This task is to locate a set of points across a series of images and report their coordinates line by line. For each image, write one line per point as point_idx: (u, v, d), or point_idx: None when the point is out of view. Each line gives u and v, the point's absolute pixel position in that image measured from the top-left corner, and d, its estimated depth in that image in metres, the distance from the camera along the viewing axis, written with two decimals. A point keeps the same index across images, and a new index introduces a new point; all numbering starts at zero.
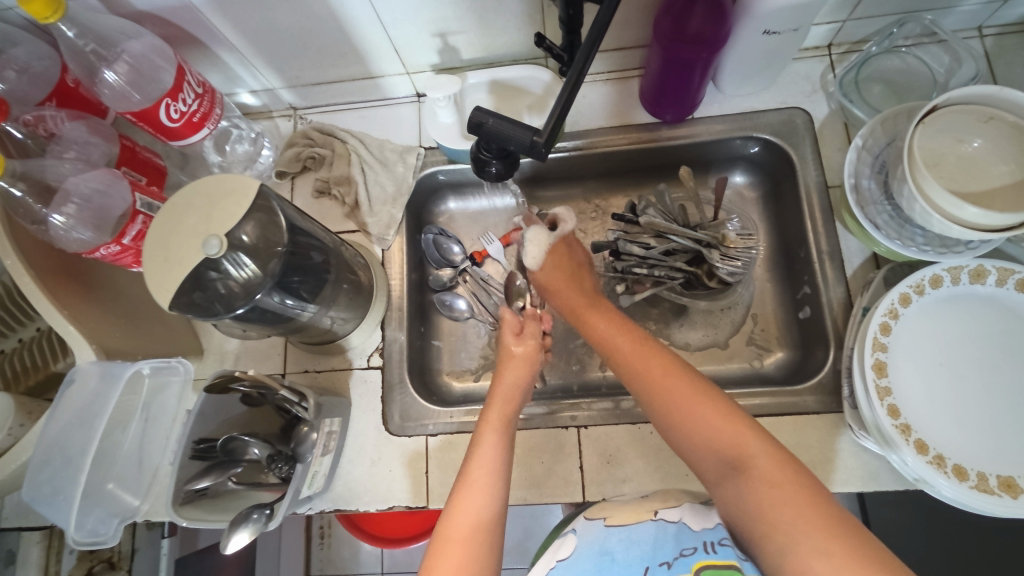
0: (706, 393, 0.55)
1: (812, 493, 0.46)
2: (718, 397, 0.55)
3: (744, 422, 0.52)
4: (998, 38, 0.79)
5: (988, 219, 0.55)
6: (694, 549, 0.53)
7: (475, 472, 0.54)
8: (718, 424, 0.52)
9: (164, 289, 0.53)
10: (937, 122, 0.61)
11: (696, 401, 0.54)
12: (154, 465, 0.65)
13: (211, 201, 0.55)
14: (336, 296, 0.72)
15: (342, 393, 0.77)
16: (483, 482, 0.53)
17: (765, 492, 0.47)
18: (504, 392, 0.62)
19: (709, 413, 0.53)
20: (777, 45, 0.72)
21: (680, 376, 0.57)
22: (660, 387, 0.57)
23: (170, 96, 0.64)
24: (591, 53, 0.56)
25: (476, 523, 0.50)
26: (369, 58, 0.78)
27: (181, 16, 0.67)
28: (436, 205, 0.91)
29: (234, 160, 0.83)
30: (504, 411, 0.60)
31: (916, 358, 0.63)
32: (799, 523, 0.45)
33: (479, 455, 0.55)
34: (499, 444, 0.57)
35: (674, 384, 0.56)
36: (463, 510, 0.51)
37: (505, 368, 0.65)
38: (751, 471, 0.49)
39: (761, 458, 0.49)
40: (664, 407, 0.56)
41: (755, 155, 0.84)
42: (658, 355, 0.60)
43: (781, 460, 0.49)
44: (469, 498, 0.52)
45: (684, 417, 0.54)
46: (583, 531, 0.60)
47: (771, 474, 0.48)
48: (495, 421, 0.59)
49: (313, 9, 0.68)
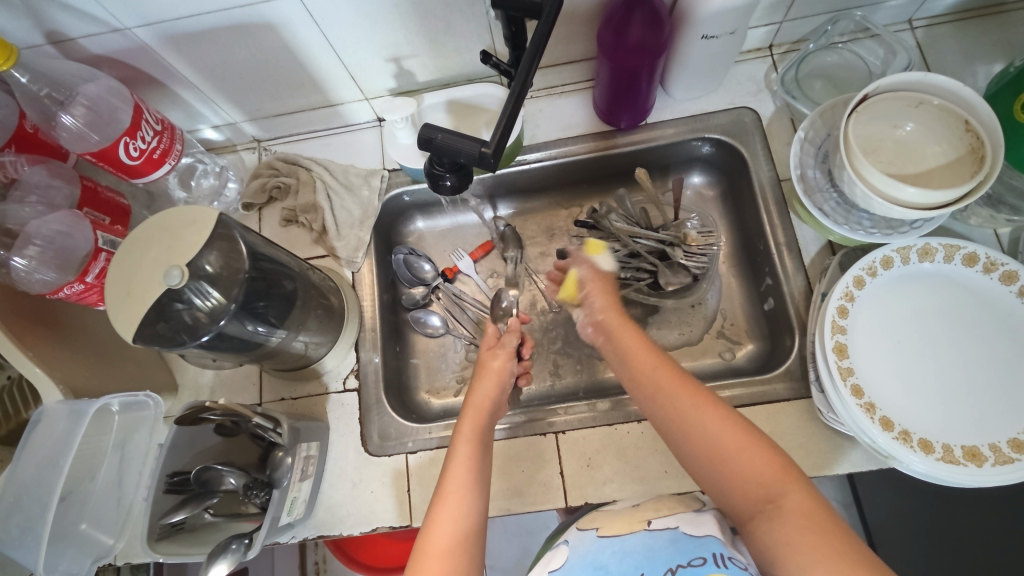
0: (740, 425, 0.55)
1: (832, 527, 0.47)
2: (750, 429, 0.54)
3: (781, 460, 0.52)
4: (928, 29, 0.83)
5: (925, 197, 0.57)
6: (704, 560, 0.51)
7: (454, 483, 0.54)
8: (756, 461, 0.52)
9: (126, 322, 0.54)
10: (871, 110, 0.64)
11: (734, 437, 0.54)
12: (129, 501, 0.65)
13: (171, 233, 0.56)
14: (307, 319, 0.73)
15: (319, 418, 0.77)
16: (461, 496, 0.53)
17: (793, 529, 0.47)
18: (475, 406, 0.63)
19: (747, 447, 0.53)
20: (717, 49, 0.75)
21: (718, 413, 0.56)
22: (696, 417, 0.56)
23: (128, 134, 0.65)
24: (533, 64, 0.58)
25: (457, 538, 0.51)
26: (328, 86, 0.80)
27: (136, 57, 0.69)
28: (405, 225, 0.92)
29: (200, 194, 0.84)
30: (478, 425, 0.60)
31: (875, 337, 0.65)
32: (819, 554, 0.46)
33: (456, 468, 0.55)
34: (474, 454, 0.57)
35: (711, 417, 0.55)
36: (440, 527, 0.51)
37: (479, 382, 0.65)
38: (785, 508, 0.49)
39: (795, 496, 0.49)
40: (699, 442, 0.55)
41: (709, 155, 0.87)
42: (692, 386, 0.58)
43: (812, 497, 0.49)
44: (447, 511, 0.52)
45: (719, 455, 0.54)
46: (574, 542, 0.61)
47: (803, 510, 0.48)
48: (468, 434, 0.59)
49: (266, 41, 0.70)
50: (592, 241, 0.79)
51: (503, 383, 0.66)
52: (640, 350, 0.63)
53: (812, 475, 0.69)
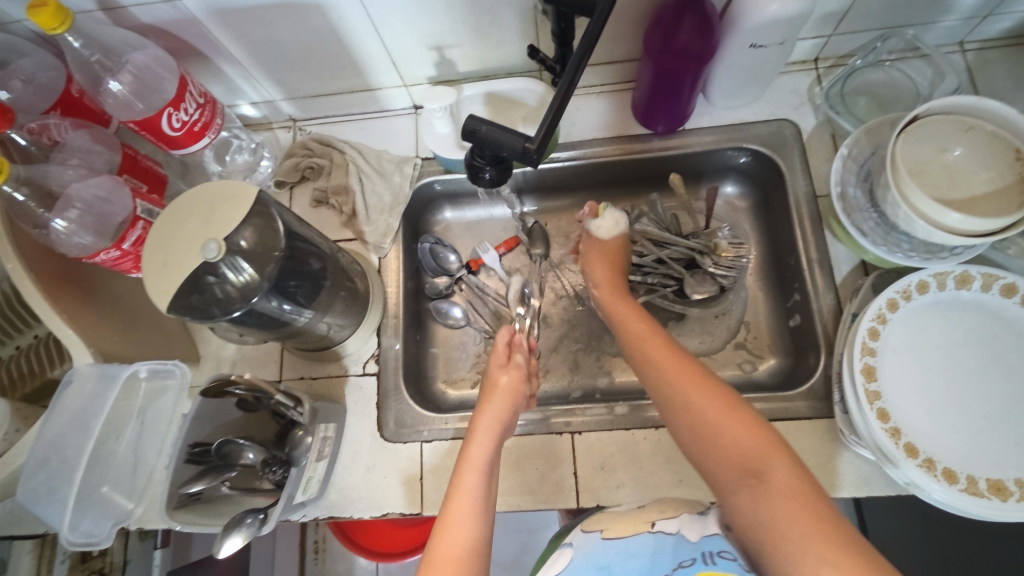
0: (734, 402, 0.54)
1: (821, 509, 0.46)
2: (740, 405, 0.54)
3: (768, 434, 0.51)
4: (979, 52, 0.81)
5: (969, 224, 0.56)
6: (693, 560, 0.52)
7: (455, 510, 0.53)
8: (743, 437, 0.52)
9: (162, 291, 0.54)
10: (920, 131, 0.63)
11: (720, 410, 0.54)
12: (148, 468, 0.66)
13: (209, 206, 0.56)
14: (333, 302, 0.73)
15: (337, 400, 0.77)
16: (464, 518, 0.52)
17: (779, 504, 0.47)
18: (483, 429, 0.61)
19: (735, 422, 0.53)
20: (763, 59, 0.74)
21: (711, 387, 0.56)
22: (686, 392, 0.56)
23: (172, 106, 0.65)
24: (581, 63, 0.57)
25: (465, 549, 0.50)
26: (368, 70, 0.80)
27: (184, 29, 0.70)
28: (433, 214, 0.92)
29: (234, 169, 0.85)
30: (485, 452, 0.58)
31: (903, 362, 0.65)
32: (803, 535, 0.44)
33: (460, 497, 0.54)
34: (481, 486, 0.55)
35: (702, 391, 0.55)
36: (448, 542, 0.50)
37: (490, 401, 0.64)
38: (766, 482, 0.48)
39: (780, 470, 0.48)
40: (688, 412, 0.55)
41: (744, 166, 0.86)
42: (688, 362, 0.59)
43: (800, 476, 0.48)
44: (460, 523, 0.52)
45: (708, 425, 0.54)
46: (578, 543, 0.60)
47: (787, 484, 0.47)
48: (478, 462, 0.57)
49: (312, 22, 0.70)
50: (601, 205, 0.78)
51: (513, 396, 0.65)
52: (643, 336, 0.64)
53: (828, 495, 0.68)
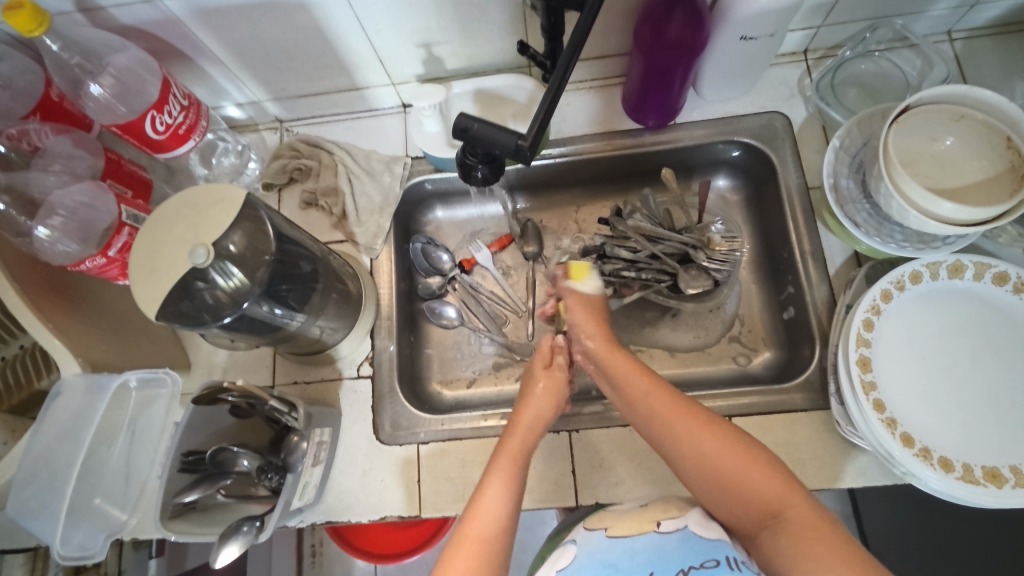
0: (737, 437, 0.55)
1: (841, 537, 0.47)
2: (746, 440, 0.55)
3: (784, 475, 0.52)
4: (967, 41, 0.81)
5: (963, 213, 0.56)
6: (717, 562, 0.52)
7: (490, 494, 0.53)
8: (759, 478, 0.52)
9: (150, 299, 0.53)
10: (911, 121, 0.63)
11: (729, 450, 0.54)
12: (142, 478, 0.64)
13: (197, 211, 0.55)
14: (325, 305, 0.72)
15: (331, 404, 0.76)
16: (497, 501, 0.53)
17: (803, 542, 0.48)
18: (528, 421, 0.62)
19: (751, 464, 0.53)
20: (754, 51, 0.73)
21: (712, 425, 0.56)
22: (690, 434, 0.56)
23: (155, 109, 0.64)
24: (572, 59, 0.57)
25: (496, 531, 0.51)
26: (355, 69, 0.79)
27: (166, 30, 0.68)
28: (424, 214, 0.92)
29: (221, 172, 0.84)
30: (525, 445, 0.59)
31: (898, 353, 0.65)
32: (827, 563, 0.46)
33: (494, 480, 0.55)
34: (518, 473, 0.56)
35: (707, 432, 0.55)
36: (480, 518, 0.52)
37: (531, 400, 0.64)
38: (788, 522, 0.49)
39: (799, 508, 0.50)
40: (695, 454, 0.55)
41: (736, 159, 0.86)
42: (684, 402, 0.58)
43: (819, 511, 0.49)
44: (486, 507, 0.52)
45: (718, 466, 0.54)
46: (583, 541, 0.60)
47: (808, 525, 0.48)
48: (515, 451, 0.58)
49: (297, 21, 0.69)
50: (575, 265, 0.74)
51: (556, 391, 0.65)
52: (634, 378, 0.61)
53: (826, 486, 0.68)
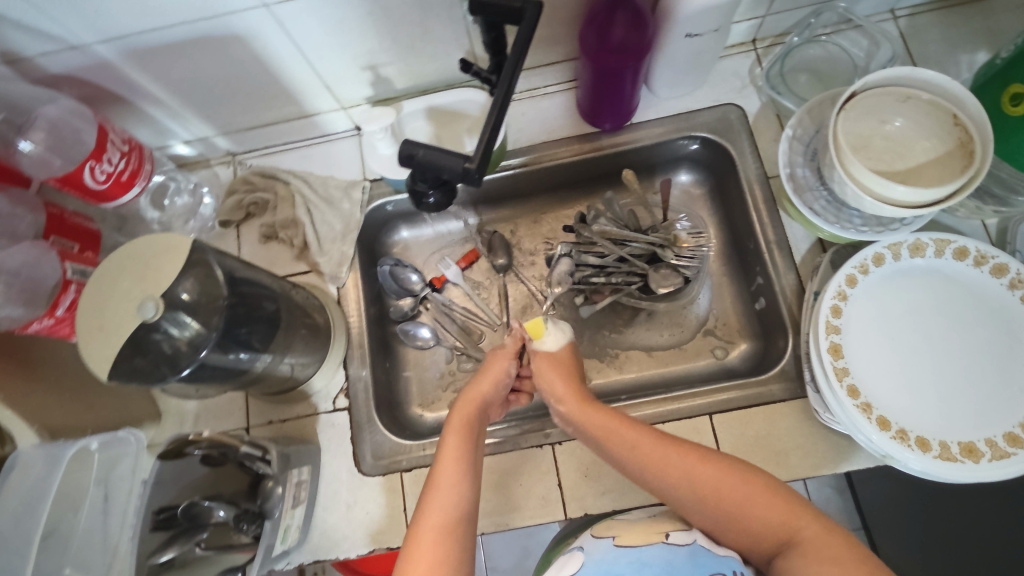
0: (736, 468, 0.55)
1: (850, 550, 0.48)
2: (744, 468, 0.55)
3: (785, 495, 0.53)
4: (910, 18, 0.82)
5: (916, 196, 0.57)
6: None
7: (441, 476, 0.56)
8: (762, 504, 0.53)
9: (101, 359, 0.51)
10: (860, 106, 0.63)
11: (731, 482, 0.54)
12: (116, 543, 0.62)
13: (144, 263, 0.53)
14: (293, 340, 0.71)
15: (309, 440, 0.75)
16: (452, 483, 0.55)
17: (814, 561, 0.48)
18: (464, 402, 0.65)
19: (751, 491, 0.54)
20: (701, 46, 0.73)
21: (709, 460, 0.56)
22: (689, 474, 0.56)
23: (94, 158, 0.62)
24: (518, 67, 0.56)
25: (453, 520, 0.53)
26: (302, 97, 0.77)
27: (100, 76, 0.66)
28: (389, 235, 0.90)
29: (175, 214, 0.82)
30: (467, 416, 0.63)
31: (868, 337, 0.65)
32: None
33: (444, 463, 0.57)
34: (463, 445, 0.59)
35: (705, 468, 0.55)
36: (437, 508, 0.53)
37: (480, 379, 0.68)
38: (799, 544, 0.50)
39: (807, 528, 0.50)
40: (698, 493, 0.55)
41: (695, 153, 0.86)
42: (677, 442, 0.58)
43: (826, 527, 0.50)
44: (441, 497, 0.54)
45: (723, 500, 0.54)
46: (590, 548, 0.60)
47: (820, 543, 0.49)
48: (460, 427, 0.62)
49: (235, 54, 0.67)
50: (531, 324, 0.70)
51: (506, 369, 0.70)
52: (616, 428, 0.61)
53: (810, 474, 0.68)
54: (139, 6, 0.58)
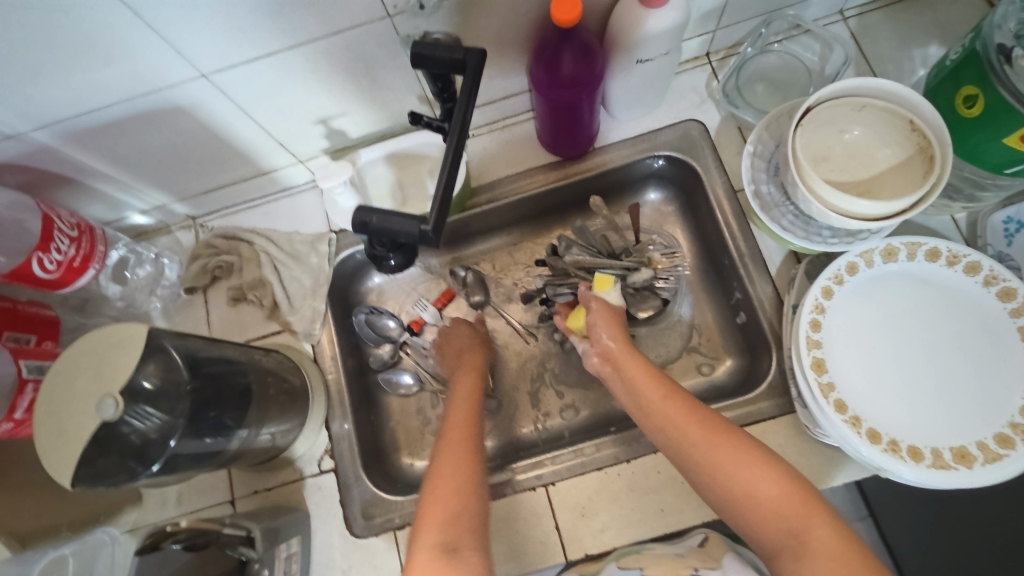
0: (758, 452, 0.52)
1: (860, 565, 0.45)
2: (766, 454, 0.52)
3: (804, 492, 0.49)
4: (860, 18, 0.82)
5: (879, 208, 0.56)
6: None
7: (450, 451, 0.59)
8: (776, 493, 0.50)
9: (64, 465, 0.49)
10: (816, 119, 0.63)
11: (749, 463, 0.51)
12: None
13: (98, 358, 0.51)
14: (269, 410, 0.68)
15: (297, 506, 0.73)
16: (457, 455, 0.58)
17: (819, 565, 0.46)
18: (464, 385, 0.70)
19: (767, 476, 0.50)
20: (653, 71, 0.73)
21: (730, 438, 0.53)
22: (707, 448, 0.53)
23: (41, 249, 0.60)
24: (469, 106, 0.55)
25: (456, 488, 0.55)
26: (256, 156, 0.76)
27: (42, 160, 0.65)
28: (362, 283, 0.88)
29: (138, 285, 0.80)
30: (471, 396, 0.68)
31: (850, 348, 0.64)
32: None
33: (453, 438, 0.61)
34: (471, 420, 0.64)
35: (723, 443, 0.53)
36: (444, 477, 0.56)
37: (466, 359, 0.76)
38: (806, 544, 0.47)
39: (819, 530, 0.47)
40: (713, 469, 0.52)
41: (662, 172, 0.85)
42: (703, 413, 0.56)
43: (841, 536, 0.47)
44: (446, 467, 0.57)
45: (737, 482, 0.51)
46: None
47: (830, 549, 0.46)
48: (466, 412, 0.65)
49: (179, 124, 0.65)
50: (599, 276, 0.72)
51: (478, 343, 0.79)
52: (646, 384, 0.60)
53: None
54: (71, 88, 0.56)
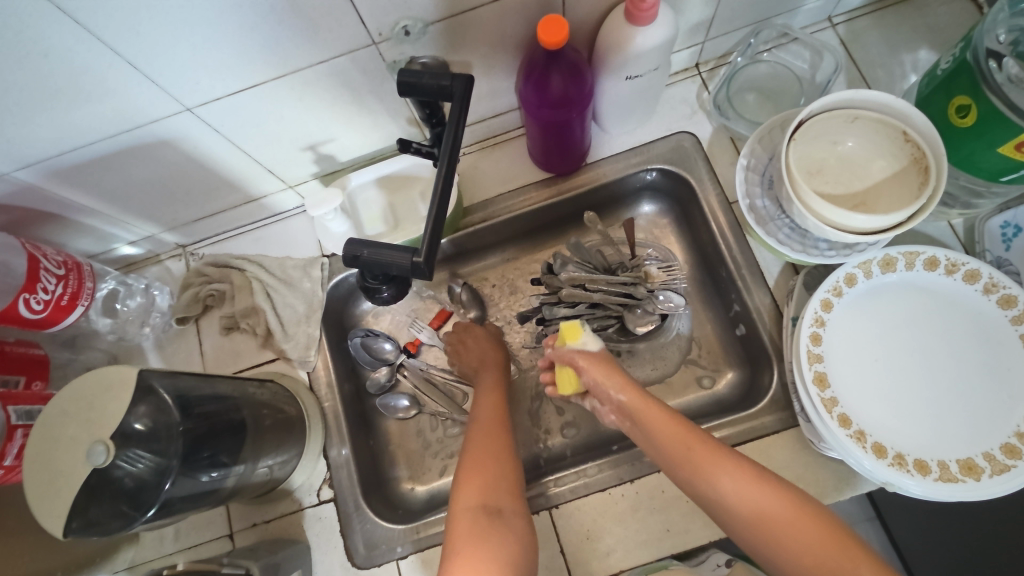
0: (787, 492, 0.52)
1: None
2: (795, 494, 0.52)
3: (834, 530, 0.49)
4: (849, 24, 0.81)
5: (876, 222, 0.56)
6: None
7: (472, 473, 0.59)
8: (806, 532, 0.49)
9: (54, 515, 0.48)
10: (809, 132, 0.62)
11: (776, 502, 0.51)
12: None
13: (87, 403, 0.50)
14: (265, 442, 0.67)
15: (297, 538, 0.71)
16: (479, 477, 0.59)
17: None
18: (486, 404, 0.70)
19: (795, 514, 0.50)
20: (642, 85, 0.72)
21: (758, 480, 0.53)
22: (735, 488, 0.53)
23: (27, 290, 0.59)
24: (460, 128, 0.54)
25: (480, 511, 0.55)
26: (245, 184, 0.75)
27: (25, 198, 0.63)
28: (356, 306, 0.87)
29: (128, 318, 0.79)
30: (493, 414, 0.68)
31: (852, 361, 0.64)
32: None
33: (476, 460, 0.61)
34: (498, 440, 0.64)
35: (751, 485, 0.53)
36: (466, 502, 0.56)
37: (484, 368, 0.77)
38: None
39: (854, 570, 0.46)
40: (742, 507, 0.52)
41: (655, 184, 0.84)
42: (729, 453, 0.56)
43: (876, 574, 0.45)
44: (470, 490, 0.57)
45: (767, 522, 0.51)
46: None
47: None
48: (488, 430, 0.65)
49: (165, 156, 0.64)
50: (565, 327, 0.69)
51: (496, 349, 0.80)
52: (668, 427, 0.60)
53: None
54: (53, 127, 0.55)
